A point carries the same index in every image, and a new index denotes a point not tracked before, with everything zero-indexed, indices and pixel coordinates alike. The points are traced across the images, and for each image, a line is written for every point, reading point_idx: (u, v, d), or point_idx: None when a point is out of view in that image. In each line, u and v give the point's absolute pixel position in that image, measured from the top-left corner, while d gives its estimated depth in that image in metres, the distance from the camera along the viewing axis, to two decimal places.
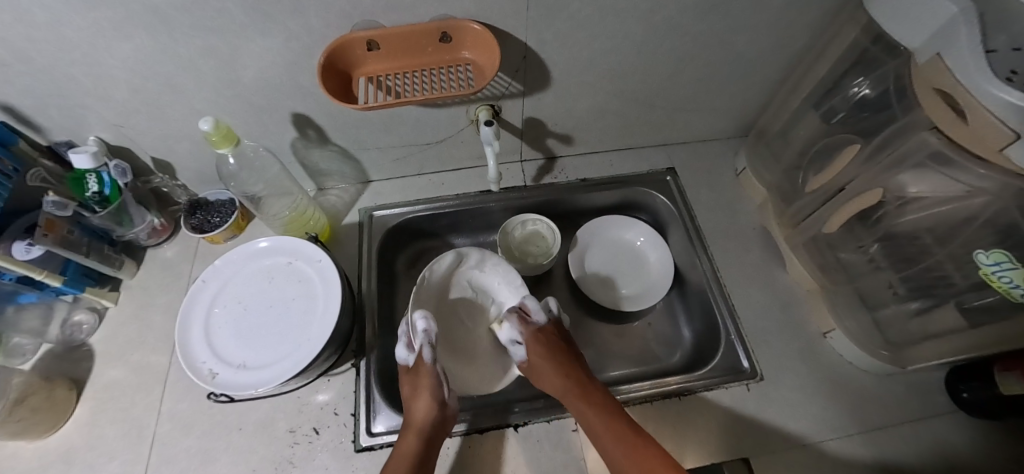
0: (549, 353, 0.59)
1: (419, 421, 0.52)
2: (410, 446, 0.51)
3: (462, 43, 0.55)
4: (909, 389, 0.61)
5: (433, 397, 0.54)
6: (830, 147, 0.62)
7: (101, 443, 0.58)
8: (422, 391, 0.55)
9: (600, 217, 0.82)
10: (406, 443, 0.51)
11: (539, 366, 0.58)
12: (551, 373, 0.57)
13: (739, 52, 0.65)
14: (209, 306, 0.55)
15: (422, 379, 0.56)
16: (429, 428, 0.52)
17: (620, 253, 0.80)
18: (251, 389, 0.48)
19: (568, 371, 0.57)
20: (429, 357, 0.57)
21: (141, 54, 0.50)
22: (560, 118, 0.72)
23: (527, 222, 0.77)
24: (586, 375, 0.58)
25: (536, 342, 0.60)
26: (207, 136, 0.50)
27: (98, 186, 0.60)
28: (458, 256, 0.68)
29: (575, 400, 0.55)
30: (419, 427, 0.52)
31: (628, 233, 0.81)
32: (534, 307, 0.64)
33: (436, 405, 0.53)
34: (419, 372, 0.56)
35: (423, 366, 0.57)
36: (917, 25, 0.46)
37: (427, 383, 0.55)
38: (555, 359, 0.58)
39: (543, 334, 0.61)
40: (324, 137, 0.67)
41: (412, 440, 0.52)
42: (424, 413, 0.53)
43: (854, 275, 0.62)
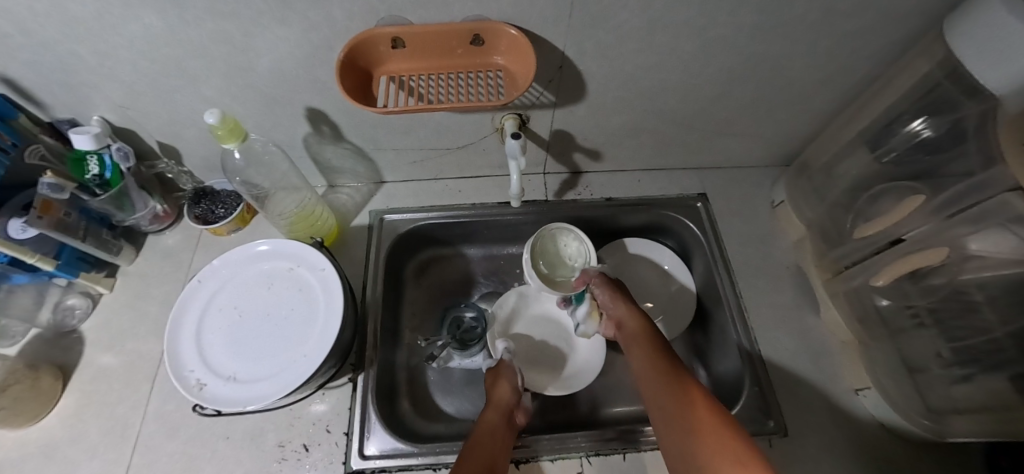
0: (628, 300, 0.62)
1: (505, 402, 0.56)
2: (494, 417, 0.53)
3: (495, 47, 0.50)
4: (947, 460, 0.56)
5: (512, 383, 0.59)
6: (886, 191, 0.57)
7: (83, 439, 0.55)
8: (503, 377, 0.60)
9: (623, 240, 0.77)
10: (490, 413, 0.54)
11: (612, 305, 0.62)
12: (618, 298, 0.62)
13: (793, 78, 0.60)
14: (203, 310, 0.52)
15: (503, 370, 0.61)
16: (509, 408, 0.55)
17: (638, 278, 0.76)
18: (240, 406, 0.45)
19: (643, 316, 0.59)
20: (508, 358, 0.63)
21: (151, 36, 0.46)
22: (591, 133, 0.67)
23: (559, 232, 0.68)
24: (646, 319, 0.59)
25: (601, 283, 0.64)
26: (213, 130, 0.46)
27: (99, 169, 0.58)
28: (519, 293, 0.73)
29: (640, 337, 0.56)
30: (503, 405, 0.55)
31: (651, 256, 0.76)
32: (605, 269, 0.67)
33: (514, 389, 0.58)
34: (500, 367, 0.62)
35: (504, 363, 0.63)
36: (1012, 68, 0.41)
37: (509, 374, 0.60)
38: (631, 301, 0.62)
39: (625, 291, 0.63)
40: (338, 133, 0.63)
41: (496, 412, 0.54)
42: (506, 392, 0.57)
43: (898, 332, 0.57)
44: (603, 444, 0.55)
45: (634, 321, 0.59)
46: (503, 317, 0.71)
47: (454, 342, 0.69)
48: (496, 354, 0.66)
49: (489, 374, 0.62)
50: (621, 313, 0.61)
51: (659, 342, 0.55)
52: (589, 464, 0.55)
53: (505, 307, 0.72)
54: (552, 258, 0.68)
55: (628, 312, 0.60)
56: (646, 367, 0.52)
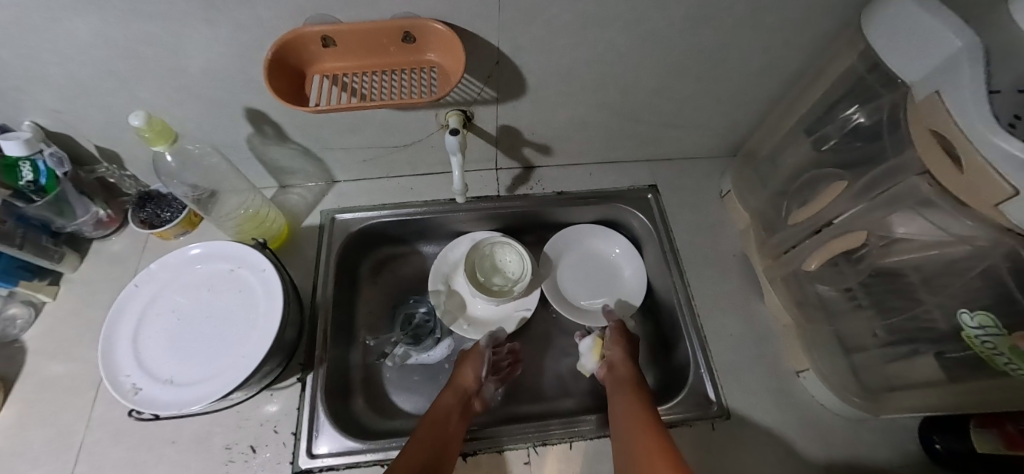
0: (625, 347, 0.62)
1: (466, 387, 0.60)
2: (449, 399, 0.57)
3: (428, 44, 0.51)
4: (881, 435, 0.59)
5: (475, 370, 0.62)
6: (819, 179, 0.59)
7: (24, 449, 0.55)
8: (468, 362, 0.63)
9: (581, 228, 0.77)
10: (448, 396, 0.58)
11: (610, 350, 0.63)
12: (619, 344, 0.63)
13: (730, 70, 0.61)
14: (140, 314, 0.51)
15: (472, 355, 0.64)
16: (468, 393, 0.59)
17: (591, 268, 0.77)
18: (175, 410, 0.45)
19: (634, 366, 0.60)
20: (483, 342, 0.66)
21: (72, 38, 0.46)
22: (538, 127, 0.68)
23: (495, 246, 0.71)
24: (638, 372, 0.59)
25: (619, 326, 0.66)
26: (140, 132, 0.46)
27: (32, 175, 0.56)
28: (471, 240, 0.75)
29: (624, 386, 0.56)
30: (462, 390, 0.59)
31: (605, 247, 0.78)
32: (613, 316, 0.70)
33: (476, 377, 0.61)
34: (471, 349, 0.65)
35: (477, 347, 0.65)
36: (918, 56, 0.42)
37: (477, 359, 0.63)
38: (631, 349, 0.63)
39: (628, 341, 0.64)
40: (282, 134, 0.62)
41: (452, 395, 0.58)
42: (467, 379, 0.60)
43: (834, 314, 0.59)
44: (551, 433, 0.57)
45: (625, 369, 0.59)
46: (453, 260, 0.74)
47: (406, 339, 0.72)
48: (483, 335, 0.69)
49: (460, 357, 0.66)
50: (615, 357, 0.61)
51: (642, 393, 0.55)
52: (536, 454, 0.56)
53: (455, 251, 0.74)
54: (493, 272, 0.72)
55: (621, 359, 0.61)
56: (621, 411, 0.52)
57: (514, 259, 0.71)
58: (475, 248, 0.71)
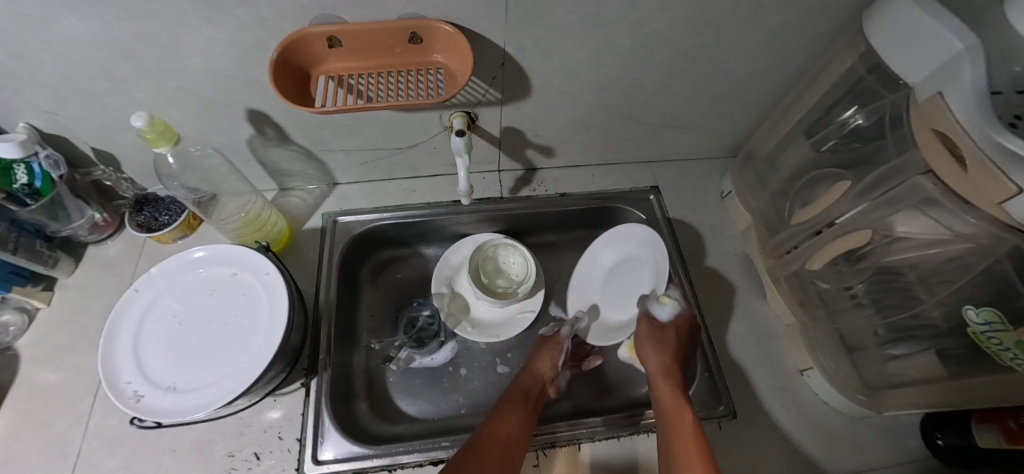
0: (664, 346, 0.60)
1: (543, 374, 0.60)
2: (526, 384, 0.58)
3: (434, 45, 0.50)
4: (883, 432, 0.59)
5: (553, 361, 0.62)
6: (819, 179, 0.59)
7: (16, 461, 0.53)
8: (549, 351, 0.63)
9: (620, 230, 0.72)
10: (526, 380, 0.59)
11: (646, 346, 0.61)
12: (652, 347, 0.60)
13: (732, 71, 0.61)
14: (140, 319, 0.50)
15: (551, 345, 0.64)
16: (542, 379, 0.60)
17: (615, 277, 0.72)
18: (179, 417, 0.44)
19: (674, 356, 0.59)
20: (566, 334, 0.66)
21: (70, 38, 0.45)
22: (541, 129, 0.68)
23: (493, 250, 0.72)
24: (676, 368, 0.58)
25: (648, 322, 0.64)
26: (142, 134, 0.45)
27: (27, 178, 0.55)
28: (474, 242, 0.74)
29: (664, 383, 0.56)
30: (540, 376, 0.60)
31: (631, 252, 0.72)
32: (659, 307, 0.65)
33: (552, 366, 0.62)
34: (551, 338, 0.65)
35: (556, 336, 0.65)
36: (918, 58, 0.43)
37: (554, 347, 0.64)
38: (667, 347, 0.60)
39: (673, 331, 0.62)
40: (284, 135, 0.62)
41: (530, 380, 0.59)
42: (545, 368, 0.61)
43: (836, 313, 0.60)
44: (559, 434, 0.56)
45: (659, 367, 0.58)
46: (454, 263, 0.74)
47: (410, 343, 0.69)
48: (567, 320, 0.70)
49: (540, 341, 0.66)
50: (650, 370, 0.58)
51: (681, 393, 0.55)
52: (544, 456, 0.55)
53: (458, 254, 0.74)
54: (497, 272, 0.72)
55: (658, 359, 0.59)
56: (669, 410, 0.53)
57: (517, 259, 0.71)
58: (479, 250, 0.71)
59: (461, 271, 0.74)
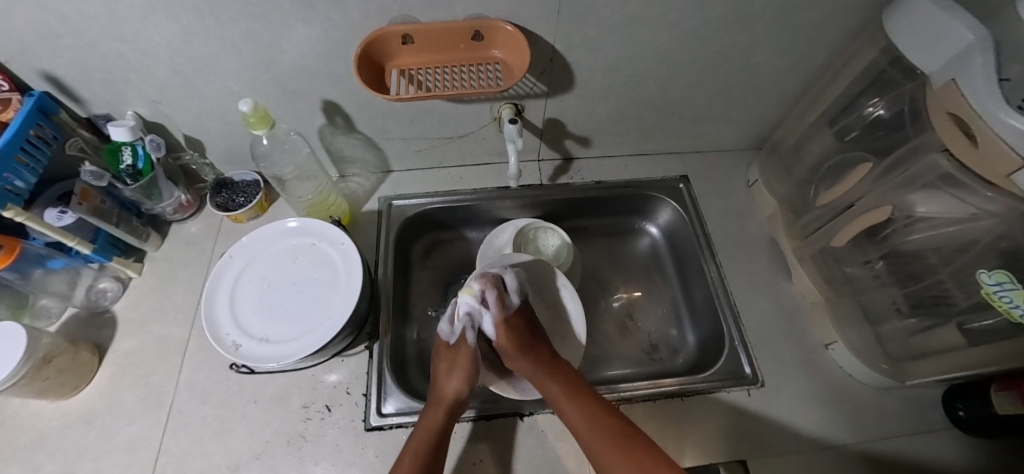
0: (514, 333, 0.61)
1: (451, 396, 0.57)
2: (437, 418, 0.54)
3: (494, 42, 0.57)
4: (906, 403, 0.63)
5: (465, 379, 0.58)
6: (843, 164, 0.64)
7: (119, 407, 0.60)
8: (457, 370, 0.59)
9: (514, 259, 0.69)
10: (434, 415, 0.55)
11: (510, 349, 0.60)
12: (517, 353, 0.60)
13: (759, 66, 0.67)
14: (234, 280, 0.57)
15: (462, 360, 0.61)
16: (453, 405, 0.56)
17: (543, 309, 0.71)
18: (273, 362, 0.50)
19: (529, 345, 0.60)
20: (469, 339, 0.62)
21: (187, 37, 0.52)
22: (580, 120, 0.74)
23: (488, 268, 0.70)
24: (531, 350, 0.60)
25: (500, 321, 0.62)
26: (245, 117, 0.52)
27: (132, 160, 0.63)
28: (515, 227, 0.78)
29: (536, 373, 0.58)
30: (447, 402, 0.56)
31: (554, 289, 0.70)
32: (514, 287, 0.64)
33: (467, 384, 0.58)
34: (460, 350, 0.61)
35: (465, 348, 0.62)
36: (934, 49, 0.48)
37: (465, 365, 0.60)
38: (520, 341, 0.60)
39: (515, 317, 0.63)
40: (351, 124, 0.69)
41: (439, 412, 0.55)
42: (454, 390, 0.57)
43: (859, 290, 0.64)
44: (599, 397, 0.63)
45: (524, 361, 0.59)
46: (497, 244, 0.77)
47: None
48: (460, 323, 0.64)
49: (448, 353, 0.63)
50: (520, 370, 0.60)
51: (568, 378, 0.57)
52: None
53: (500, 237, 0.77)
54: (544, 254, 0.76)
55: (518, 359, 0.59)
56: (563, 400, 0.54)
57: (558, 234, 0.77)
58: (520, 232, 0.77)
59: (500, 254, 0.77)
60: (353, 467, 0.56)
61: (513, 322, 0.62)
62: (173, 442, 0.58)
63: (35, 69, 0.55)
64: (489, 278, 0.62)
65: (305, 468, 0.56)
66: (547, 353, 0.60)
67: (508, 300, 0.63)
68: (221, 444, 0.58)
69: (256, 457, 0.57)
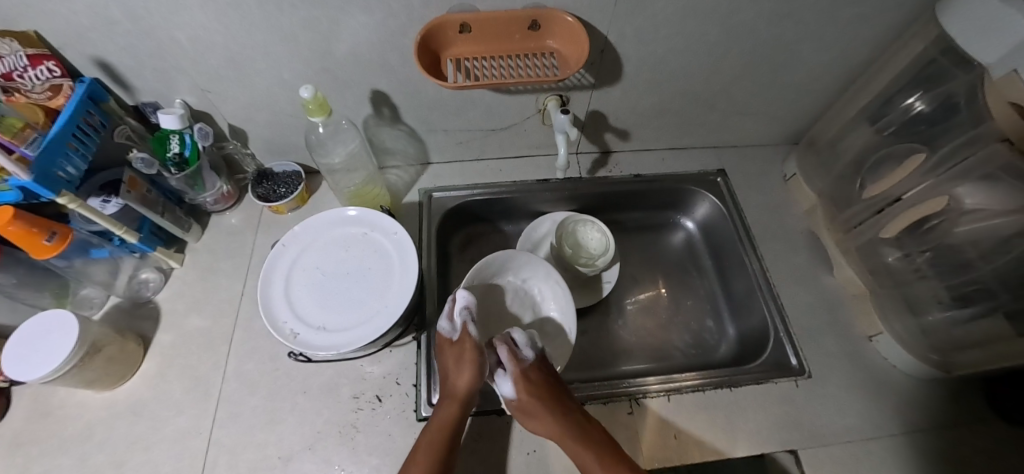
0: (534, 389, 0.55)
1: (463, 392, 0.54)
2: (450, 414, 0.53)
3: (549, 32, 0.57)
4: (952, 395, 0.63)
5: (476, 371, 0.55)
6: (889, 157, 0.65)
7: (167, 397, 0.60)
8: (466, 363, 0.56)
9: (507, 254, 0.68)
10: (448, 411, 0.53)
11: (530, 408, 0.54)
12: (540, 413, 0.53)
13: (803, 60, 0.67)
14: (289, 269, 0.57)
15: (467, 353, 0.57)
16: (467, 399, 0.54)
17: (526, 308, 0.70)
18: (333, 350, 0.50)
19: (553, 403, 0.54)
20: (474, 333, 0.58)
21: (246, 24, 0.52)
22: (622, 113, 0.74)
23: (506, 258, 0.68)
24: (551, 405, 0.54)
25: (519, 379, 0.56)
26: (304, 104, 0.52)
27: (179, 148, 0.62)
28: (553, 220, 0.80)
29: (564, 436, 0.52)
30: (461, 397, 0.54)
31: (545, 292, 0.69)
32: (523, 343, 0.59)
33: (479, 377, 0.55)
34: (465, 344, 0.57)
35: (466, 342, 0.57)
36: (993, 41, 0.48)
37: (474, 356, 0.56)
38: (543, 397, 0.54)
39: (534, 371, 0.57)
40: (396, 115, 0.69)
41: (453, 408, 0.53)
42: (467, 384, 0.54)
43: (904, 282, 0.65)
44: (649, 387, 0.63)
45: (547, 425, 0.53)
46: (537, 237, 0.79)
47: None
48: (458, 319, 0.59)
49: (451, 349, 0.58)
50: (544, 432, 0.53)
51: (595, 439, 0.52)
52: (637, 406, 0.62)
53: (540, 229, 0.79)
54: (582, 248, 0.77)
55: (544, 421, 0.53)
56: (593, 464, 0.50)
57: (597, 223, 0.77)
58: (561, 225, 0.77)
59: (539, 247, 0.79)
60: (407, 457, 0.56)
61: (533, 376, 0.57)
62: (223, 433, 0.57)
63: (89, 55, 0.54)
64: (501, 338, 0.60)
65: (359, 459, 0.55)
66: (571, 411, 0.55)
67: (523, 353, 0.59)
68: (272, 434, 0.57)
69: (308, 447, 0.56)
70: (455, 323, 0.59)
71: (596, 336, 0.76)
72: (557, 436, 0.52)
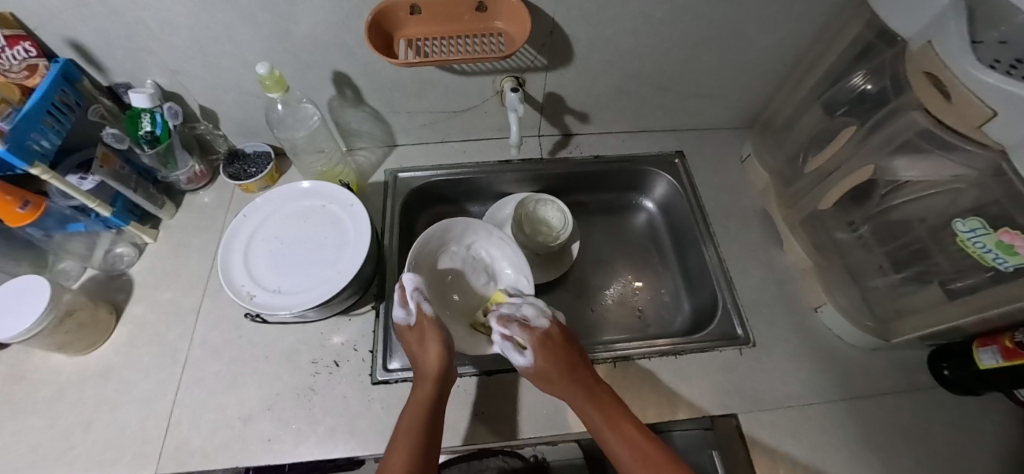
0: (555, 354, 0.57)
1: (434, 369, 0.56)
2: (426, 393, 0.54)
3: (497, 13, 0.60)
4: (894, 364, 0.65)
5: (441, 347, 0.58)
6: (830, 134, 0.67)
7: (136, 362, 0.63)
8: (431, 341, 0.58)
9: (442, 225, 0.69)
10: (424, 391, 0.54)
11: (548, 373, 0.55)
12: (559, 377, 0.55)
13: (748, 41, 0.70)
14: (248, 238, 0.60)
15: (429, 331, 0.59)
16: (440, 377, 0.56)
17: (478, 269, 0.74)
18: (286, 310, 0.53)
19: (568, 367, 0.56)
20: (429, 311, 0.61)
21: (206, 5, 0.55)
22: (579, 95, 0.77)
23: (446, 230, 0.70)
24: (568, 371, 0.56)
25: (539, 344, 0.58)
26: (262, 80, 0.55)
27: (151, 126, 0.65)
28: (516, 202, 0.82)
29: (579, 398, 0.54)
30: (435, 375, 0.55)
31: (493, 253, 0.73)
32: (534, 314, 0.62)
33: (445, 351, 0.57)
34: (423, 325, 0.59)
35: (425, 320, 0.60)
36: (911, 16, 0.51)
37: (436, 333, 0.59)
38: (559, 360, 0.56)
39: (549, 338, 0.59)
40: (359, 96, 0.72)
41: (427, 386, 0.55)
42: (435, 360, 0.56)
43: (846, 254, 0.66)
44: (597, 354, 0.65)
45: (564, 387, 0.55)
46: (499, 217, 0.82)
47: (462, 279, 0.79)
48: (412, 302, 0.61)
49: (413, 334, 0.60)
50: (562, 395, 0.56)
51: (609, 400, 0.55)
52: None
53: (503, 210, 0.82)
54: (541, 228, 0.79)
55: (562, 384, 0.55)
56: (605, 422, 0.52)
57: (557, 204, 0.79)
58: (521, 204, 0.79)
59: (502, 226, 0.81)
60: (360, 417, 0.58)
61: (549, 342, 0.58)
62: (187, 395, 0.60)
63: (61, 36, 0.58)
64: (506, 313, 0.63)
65: (314, 419, 0.58)
66: (586, 375, 0.57)
67: (535, 323, 0.61)
68: (233, 396, 0.60)
69: (266, 408, 0.59)
70: (409, 307, 0.61)
71: (555, 311, 0.78)
72: (576, 398, 0.55)
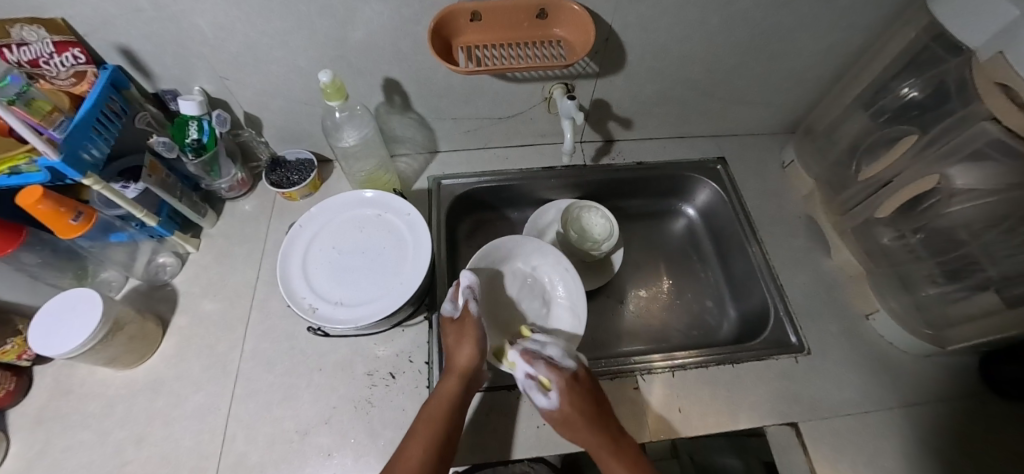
0: (582, 401, 0.53)
1: (465, 366, 0.56)
2: (452, 387, 0.54)
3: (556, 20, 0.59)
4: (947, 370, 0.65)
5: (476, 346, 0.57)
6: (882, 141, 0.67)
7: (186, 375, 0.61)
8: (467, 339, 0.58)
9: (516, 238, 0.70)
10: (450, 384, 0.54)
11: (573, 420, 0.52)
12: (583, 426, 0.52)
13: (799, 48, 0.70)
14: (306, 249, 0.59)
15: (468, 329, 0.58)
16: (469, 374, 0.55)
17: (536, 294, 0.72)
18: (351, 324, 0.52)
19: (595, 415, 0.53)
20: (475, 310, 0.60)
21: (265, 12, 0.54)
22: (625, 101, 0.77)
23: (516, 244, 0.70)
24: (593, 420, 0.52)
25: (566, 390, 0.53)
26: (322, 89, 0.54)
27: (198, 134, 0.64)
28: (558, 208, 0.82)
29: (603, 450, 0.51)
30: (463, 371, 0.55)
31: (554, 279, 0.71)
32: (560, 355, 0.57)
33: (479, 352, 0.56)
34: (466, 321, 0.59)
35: (466, 318, 0.59)
36: (980, 25, 0.51)
37: (474, 332, 0.58)
38: (588, 410, 0.53)
39: (578, 384, 0.54)
40: (407, 103, 0.71)
41: (454, 381, 0.55)
42: (467, 358, 0.56)
43: (898, 261, 0.67)
44: (654, 363, 0.65)
45: (588, 437, 0.52)
46: (543, 223, 0.81)
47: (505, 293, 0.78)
48: (461, 296, 0.61)
49: (454, 327, 0.60)
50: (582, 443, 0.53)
51: (635, 456, 0.52)
52: (643, 381, 0.64)
53: (545, 217, 0.81)
54: (586, 234, 0.78)
55: (586, 434, 0.52)
56: None
57: (602, 210, 0.79)
58: (566, 211, 0.79)
59: (545, 233, 0.81)
60: None
61: (577, 387, 0.54)
62: (241, 408, 0.59)
63: (112, 42, 0.56)
64: (528, 350, 0.57)
65: (373, 432, 0.57)
66: (612, 424, 0.54)
67: (563, 364, 0.56)
68: (288, 410, 0.59)
69: (324, 422, 0.58)
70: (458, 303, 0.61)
71: (602, 318, 0.78)
72: (599, 448, 0.52)
